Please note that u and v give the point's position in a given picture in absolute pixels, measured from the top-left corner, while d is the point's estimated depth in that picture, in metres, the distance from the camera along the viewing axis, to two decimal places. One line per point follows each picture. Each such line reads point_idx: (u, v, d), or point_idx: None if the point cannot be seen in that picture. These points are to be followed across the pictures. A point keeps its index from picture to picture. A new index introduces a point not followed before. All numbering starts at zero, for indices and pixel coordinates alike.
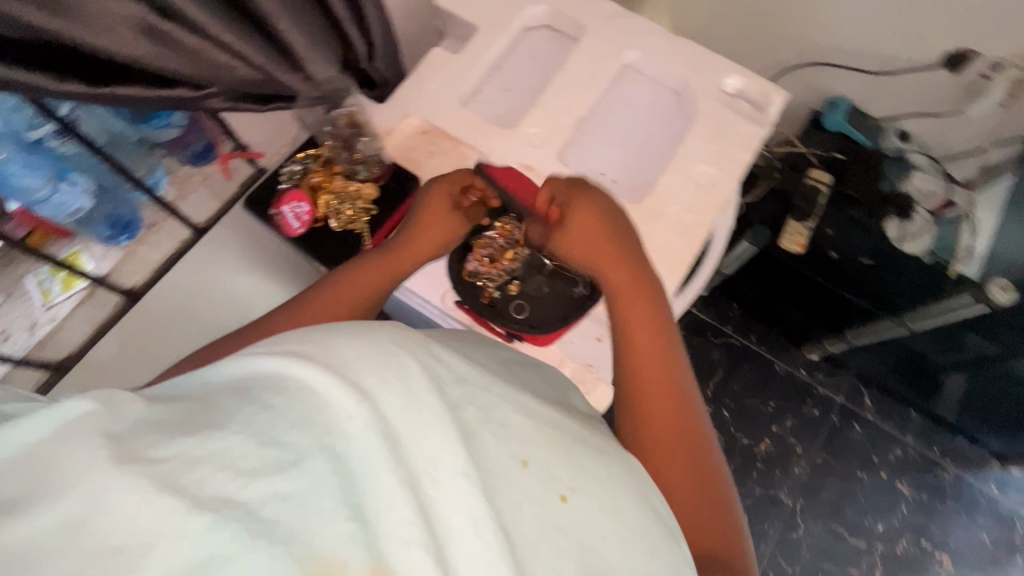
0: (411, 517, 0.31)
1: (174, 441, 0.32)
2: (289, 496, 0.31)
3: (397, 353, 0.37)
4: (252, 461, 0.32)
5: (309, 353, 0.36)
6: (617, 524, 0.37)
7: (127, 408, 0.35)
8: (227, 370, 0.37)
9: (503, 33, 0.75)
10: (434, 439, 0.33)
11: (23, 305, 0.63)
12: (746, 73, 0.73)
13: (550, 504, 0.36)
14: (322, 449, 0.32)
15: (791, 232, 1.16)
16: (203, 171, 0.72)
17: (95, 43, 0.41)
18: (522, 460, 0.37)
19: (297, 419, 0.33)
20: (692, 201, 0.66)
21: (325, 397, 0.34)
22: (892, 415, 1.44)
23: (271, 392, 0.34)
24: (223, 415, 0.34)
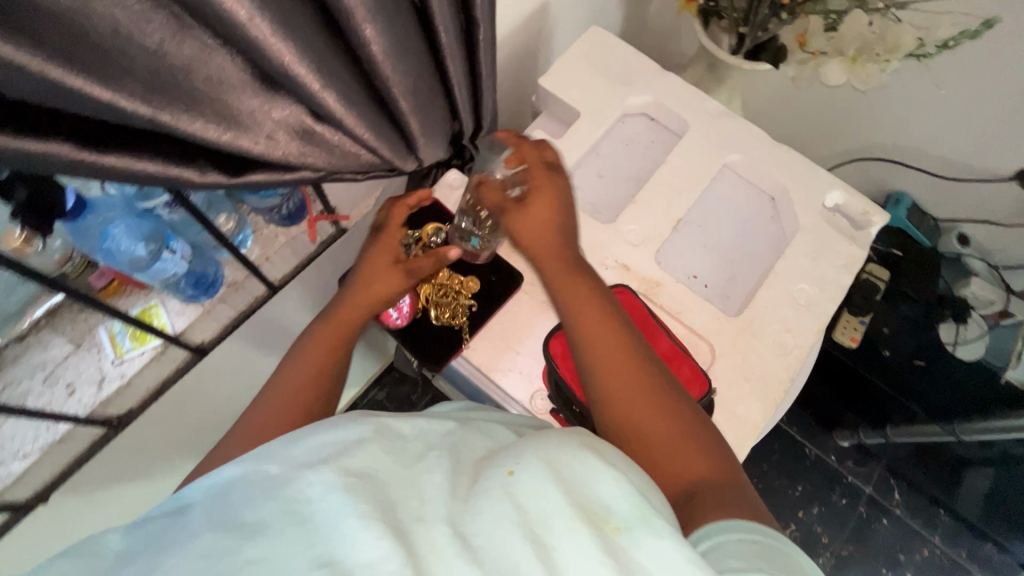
0: (375, 541, 0.33)
1: (153, 558, 0.35)
2: (261, 558, 0.33)
3: (336, 424, 0.43)
4: (225, 544, 0.34)
5: (270, 449, 0.41)
6: (572, 473, 0.37)
7: (111, 547, 0.37)
8: (196, 486, 0.40)
9: (604, 121, 0.74)
10: (388, 485, 0.38)
11: (93, 357, 0.61)
12: (848, 190, 0.71)
13: (500, 482, 0.37)
14: (287, 514, 0.35)
15: (845, 326, 1.16)
16: (288, 231, 0.70)
17: (255, 153, 0.38)
18: (508, 469, 0.38)
19: (261, 499, 0.37)
20: (790, 320, 0.64)
21: (282, 478, 0.38)
22: (921, 512, 1.41)
23: (241, 488, 0.38)
24: (195, 524, 0.36)
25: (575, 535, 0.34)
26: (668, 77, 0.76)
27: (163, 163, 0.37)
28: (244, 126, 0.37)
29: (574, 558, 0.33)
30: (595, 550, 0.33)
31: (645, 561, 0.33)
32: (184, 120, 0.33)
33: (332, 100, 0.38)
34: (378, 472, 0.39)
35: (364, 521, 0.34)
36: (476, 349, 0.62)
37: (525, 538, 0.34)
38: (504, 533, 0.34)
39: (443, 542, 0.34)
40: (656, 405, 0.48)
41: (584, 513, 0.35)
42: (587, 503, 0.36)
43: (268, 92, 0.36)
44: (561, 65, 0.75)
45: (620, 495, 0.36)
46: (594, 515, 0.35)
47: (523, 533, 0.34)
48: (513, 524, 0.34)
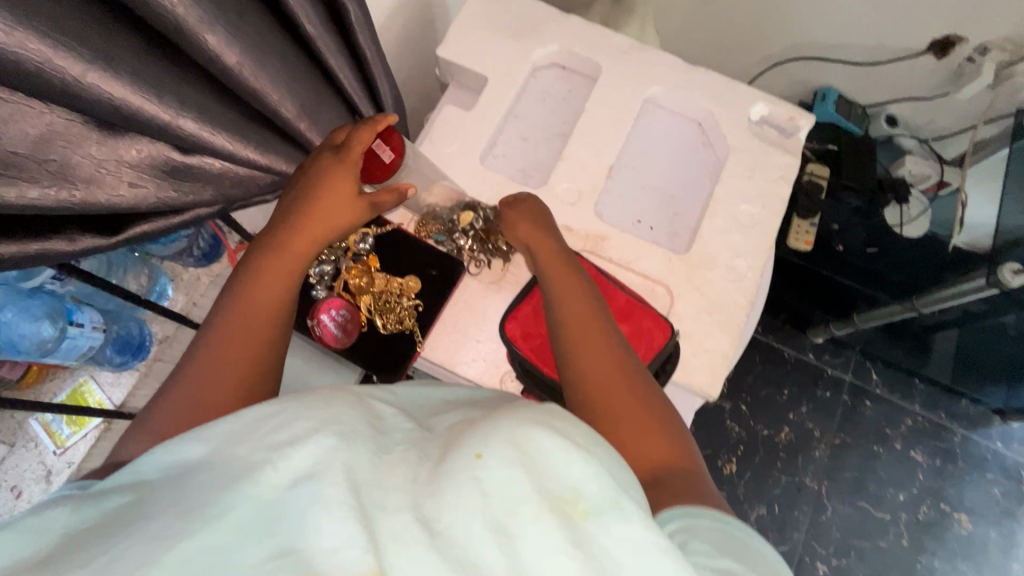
0: (339, 520, 0.28)
1: (97, 544, 0.29)
2: (217, 549, 0.28)
3: (306, 400, 0.36)
4: (172, 528, 0.28)
5: (234, 419, 0.35)
6: (539, 458, 0.33)
7: (55, 527, 0.31)
8: (151, 462, 0.34)
9: (515, 81, 0.70)
10: (354, 459, 0.32)
11: (33, 453, 0.57)
12: (771, 99, 0.70)
13: (463, 467, 0.32)
14: (246, 502, 0.29)
15: (797, 231, 1.17)
16: (211, 270, 0.65)
17: (124, 204, 0.34)
18: (475, 452, 0.33)
19: (222, 484, 0.30)
20: (739, 244, 0.64)
21: (249, 458, 0.32)
22: (899, 386, 1.48)
23: (189, 473, 0.32)
24: (151, 508, 0.30)
25: (540, 525, 0.30)
26: (571, 20, 0.72)
27: (23, 242, 0.33)
28: (96, 180, 0.33)
29: (543, 551, 0.29)
30: (563, 547, 0.29)
31: (613, 548, 0.30)
32: (21, 193, 0.29)
33: (191, 126, 0.34)
34: (348, 450, 0.32)
35: (330, 506, 0.29)
36: (437, 345, 0.59)
37: (492, 530, 0.30)
38: (470, 525, 0.30)
39: (409, 530, 0.29)
40: (624, 374, 0.48)
41: (552, 499, 0.31)
42: (557, 490, 0.32)
43: (111, 135, 0.32)
44: (457, 31, 0.70)
45: (591, 479, 0.32)
46: (559, 501, 0.31)
47: (495, 521, 0.30)
48: (481, 519, 0.30)
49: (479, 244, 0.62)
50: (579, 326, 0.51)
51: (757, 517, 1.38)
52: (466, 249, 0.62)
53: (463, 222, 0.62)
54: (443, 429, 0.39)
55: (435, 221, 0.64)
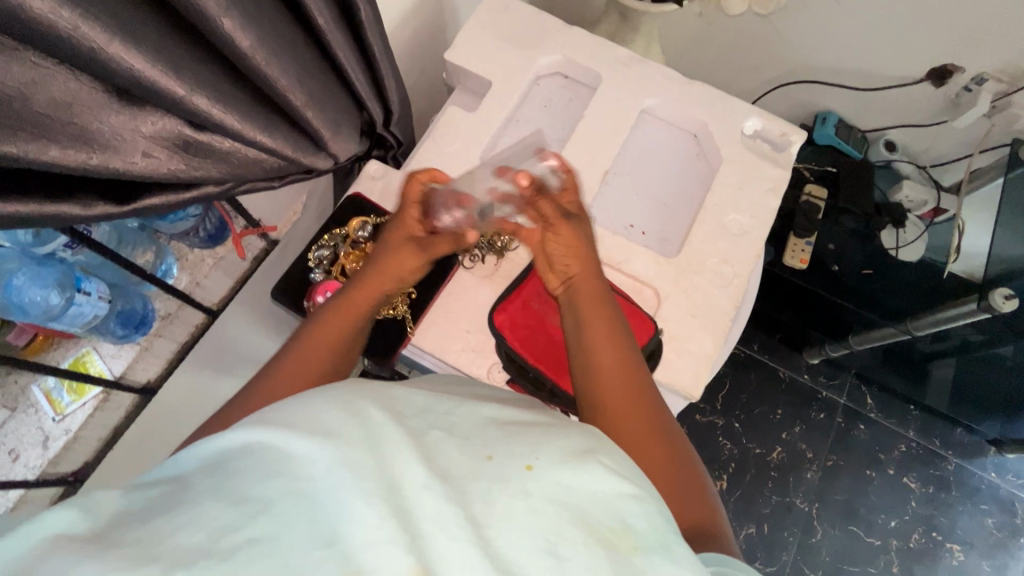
0: (378, 520, 0.30)
1: (146, 525, 0.32)
2: (264, 538, 0.30)
3: (331, 397, 0.37)
4: (226, 520, 0.31)
5: (268, 417, 0.36)
6: (582, 482, 0.36)
7: (105, 507, 0.34)
8: (191, 455, 0.37)
9: (518, 86, 0.73)
10: (402, 458, 0.34)
11: (32, 419, 0.58)
12: (765, 114, 0.72)
13: (513, 478, 0.35)
14: (288, 495, 0.32)
15: (794, 249, 1.18)
16: (215, 252, 0.68)
17: (137, 172, 0.37)
18: (525, 464, 0.36)
19: (260, 475, 0.33)
20: (726, 251, 0.66)
21: (285, 450, 0.34)
22: (893, 411, 1.48)
23: (235, 459, 0.34)
24: (194, 493, 0.33)
25: (588, 551, 0.32)
26: (574, 32, 0.75)
27: (39, 202, 0.35)
28: (113, 148, 0.35)
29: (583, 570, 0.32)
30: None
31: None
32: (40, 151, 0.31)
33: (205, 105, 0.37)
34: (386, 448, 0.34)
35: (371, 500, 0.31)
36: (427, 336, 0.61)
37: (541, 548, 0.32)
38: (518, 541, 0.32)
39: (459, 533, 0.31)
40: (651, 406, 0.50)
41: (597, 528, 0.34)
42: (602, 518, 0.35)
43: (131, 107, 0.35)
44: (465, 37, 0.73)
45: (638, 513, 0.36)
46: (612, 534, 0.34)
47: (539, 537, 0.32)
48: (528, 534, 0.32)
49: (474, 237, 0.64)
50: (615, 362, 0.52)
51: (745, 536, 1.37)
52: (461, 243, 0.63)
53: None
54: (472, 424, 0.40)
55: None
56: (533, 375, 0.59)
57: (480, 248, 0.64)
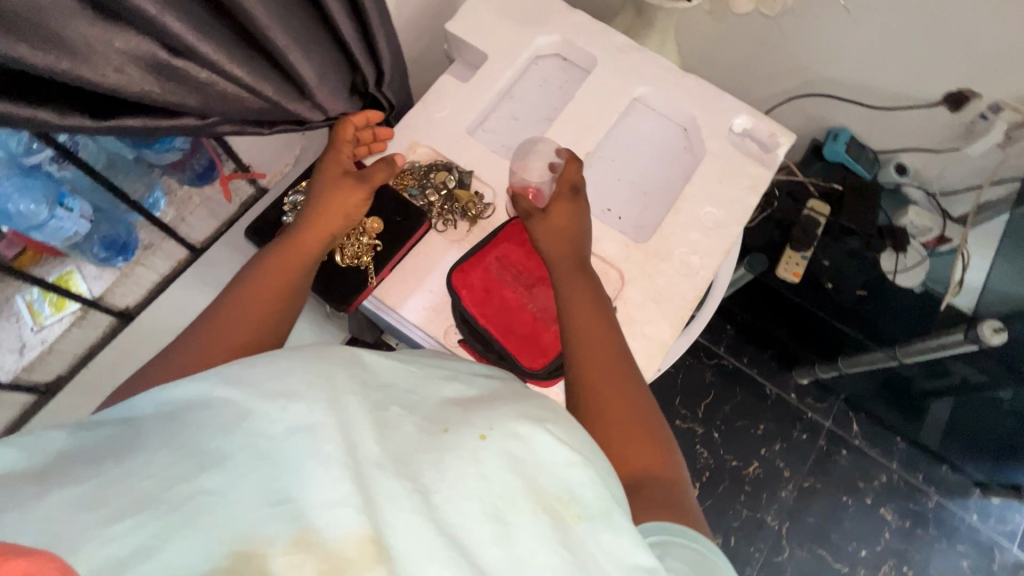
0: (334, 483, 0.33)
1: (98, 467, 0.35)
2: (216, 489, 0.33)
3: (301, 361, 0.40)
4: (178, 469, 0.34)
5: (239, 375, 0.39)
6: (533, 457, 0.39)
7: (56, 447, 0.37)
8: (152, 402, 0.40)
9: (513, 62, 0.74)
10: (359, 426, 0.37)
11: (13, 326, 0.62)
12: (755, 113, 0.72)
13: (470, 448, 0.38)
14: (244, 448, 0.35)
15: (788, 261, 1.17)
16: (203, 192, 0.70)
17: (108, 86, 0.40)
18: (481, 434, 0.39)
19: (222, 428, 0.36)
20: (697, 242, 0.66)
21: (246, 407, 0.37)
22: (879, 441, 1.46)
23: (196, 412, 0.37)
24: (147, 441, 0.36)
25: (532, 516, 0.36)
26: (575, 14, 0.76)
27: (18, 103, 0.38)
28: (86, 59, 0.38)
29: (526, 528, 0.35)
30: (551, 536, 0.35)
31: (596, 547, 0.36)
32: (12, 48, 0.34)
33: (180, 30, 0.40)
34: (346, 414, 0.37)
35: (325, 463, 0.34)
36: (391, 292, 0.63)
37: (487, 514, 0.35)
38: (470, 507, 0.35)
39: (407, 494, 0.34)
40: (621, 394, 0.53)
41: (543, 499, 0.37)
42: (553, 493, 0.38)
43: (107, 22, 0.37)
44: (467, 9, 0.75)
45: (586, 484, 0.39)
46: (557, 503, 0.37)
47: (489, 503, 0.35)
48: (479, 502, 0.35)
49: (447, 202, 0.66)
50: (588, 340, 0.55)
51: None
52: (435, 205, 0.65)
53: (436, 180, 0.66)
54: (439, 408, 0.43)
55: (410, 175, 0.68)
56: (486, 338, 0.61)
57: (454, 213, 0.66)
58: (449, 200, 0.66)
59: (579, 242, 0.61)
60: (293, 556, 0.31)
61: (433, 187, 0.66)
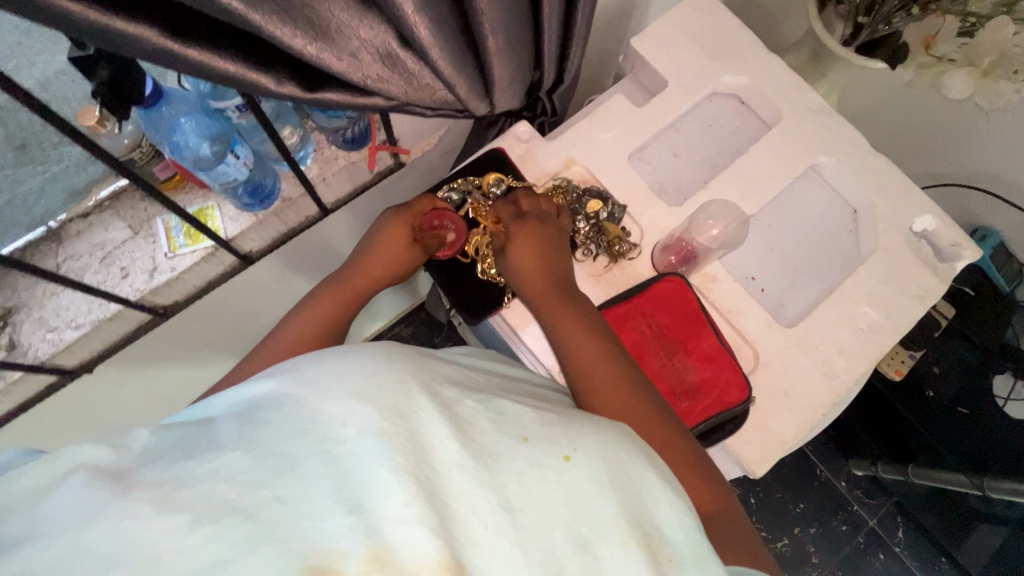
0: (406, 500, 0.33)
1: (174, 466, 0.34)
2: (287, 498, 0.33)
3: (372, 358, 0.41)
4: (250, 475, 0.33)
5: (303, 375, 0.39)
6: (617, 485, 0.40)
7: (136, 445, 0.37)
8: (225, 400, 0.40)
9: (692, 97, 0.69)
10: (432, 429, 0.37)
11: (149, 247, 0.63)
12: (943, 216, 0.65)
13: (556, 468, 0.39)
14: (317, 454, 0.35)
15: (891, 358, 1.09)
16: (349, 156, 0.68)
17: (335, 69, 0.37)
18: (564, 455, 0.40)
19: (290, 429, 0.36)
20: (845, 344, 0.61)
21: (315, 409, 0.37)
22: (923, 558, 1.35)
23: (263, 410, 0.38)
24: (219, 441, 0.36)
25: (623, 550, 0.37)
26: (772, 59, 0.69)
27: (245, 66, 0.36)
28: (331, 41, 0.36)
29: (614, 556, 0.37)
30: (643, 566, 0.37)
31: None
32: (274, 24, 0.32)
33: (422, 26, 0.37)
34: (419, 421, 0.37)
35: (400, 475, 0.34)
36: (515, 312, 0.61)
37: (575, 544, 0.36)
38: (556, 537, 0.36)
39: (492, 512, 0.35)
40: (672, 443, 0.51)
41: (630, 529, 0.38)
42: (641, 528, 0.39)
43: (359, 7, 0.36)
44: (657, 28, 0.69)
45: (675, 527, 0.41)
46: (649, 539, 0.39)
47: (578, 533, 0.37)
48: (565, 530, 0.37)
49: (595, 233, 0.64)
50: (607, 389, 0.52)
51: None
52: (582, 234, 0.64)
53: (590, 209, 0.64)
54: (519, 412, 0.44)
55: (563, 193, 0.65)
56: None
57: (597, 245, 0.64)
58: (601, 234, 0.63)
59: (560, 280, 0.59)
60: (372, 571, 0.31)
61: (588, 216, 0.63)
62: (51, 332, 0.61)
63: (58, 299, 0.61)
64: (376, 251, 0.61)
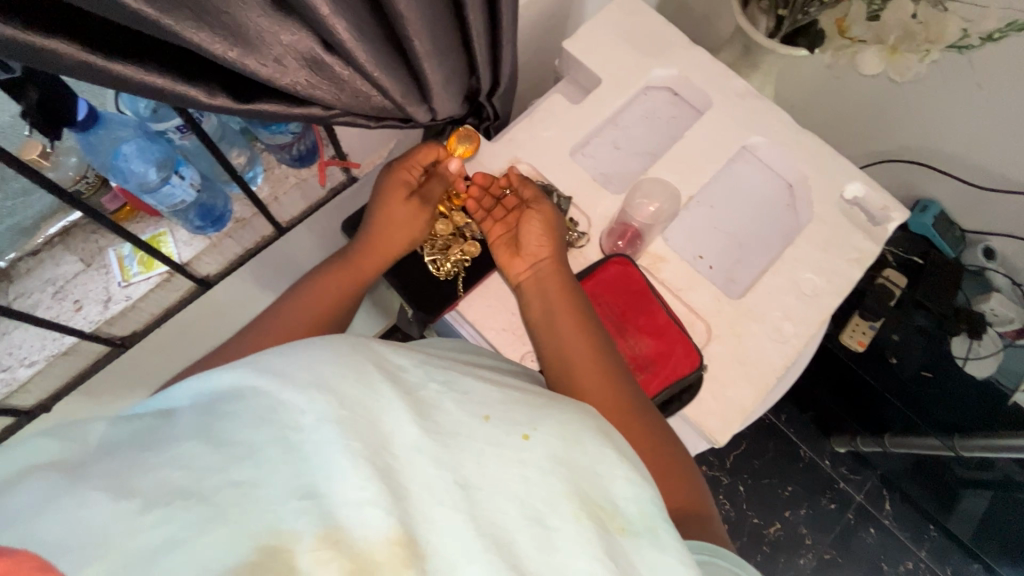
0: (361, 482, 0.32)
1: (131, 457, 0.33)
2: (243, 483, 0.31)
3: (333, 350, 0.39)
4: (204, 463, 0.32)
5: (269, 363, 0.38)
6: (582, 461, 0.39)
7: (93, 438, 0.35)
8: (185, 390, 0.39)
9: (626, 91, 0.72)
10: (393, 415, 0.36)
11: (102, 278, 0.63)
12: (870, 182, 0.69)
13: (515, 447, 0.38)
14: (275, 441, 0.33)
15: (854, 329, 1.14)
16: (299, 173, 0.70)
17: (262, 75, 0.39)
18: (523, 433, 0.39)
19: (247, 417, 0.34)
20: (793, 310, 0.63)
21: (275, 397, 0.35)
22: (913, 529, 1.34)
23: (226, 401, 0.36)
24: (177, 432, 0.34)
25: (575, 522, 0.35)
26: (697, 51, 0.73)
27: (172, 80, 0.38)
28: (252, 46, 0.38)
29: (568, 529, 0.35)
30: (597, 537, 0.35)
31: (640, 563, 0.37)
32: (191, 32, 0.34)
33: (341, 30, 0.39)
34: (378, 408, 0.36)
35: (355, 460, 0.32)
36: (473, 307, 0.63)
37: (528, 517, 0.35)
38: (510, 511, 0.35)
39: (445, 490, 0.34)
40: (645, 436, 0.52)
41: (590, 505, 0.37)
42: (601, 503, 0.38)
43: (278, 14, 0.38)
44: (587, 30, 0.73)
45: (630, 499, 0.39)
46: (602, 512, 0.38)
47: (530, 504, 0.36)
48: (520, 504, 0.36)
49: None
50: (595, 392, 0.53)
51: None
52: None
53: None
54: (483, 391, 0.43)
55: None
56: None
57: None
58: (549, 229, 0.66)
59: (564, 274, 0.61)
60: (321, 551, 0.30)
61: None
62: (3, 372, 0.60)
63: (10, 338, 0.61)
64: (382, 220, 0.63)
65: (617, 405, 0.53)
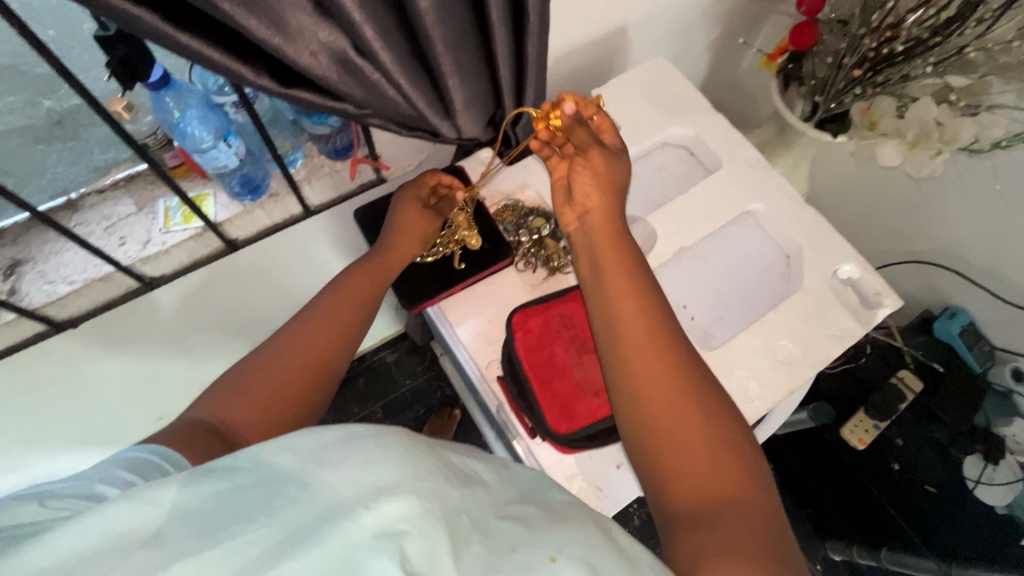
0: None
1: (215, 539, 0.31)
2: None
3: (387, 445, 0.36)
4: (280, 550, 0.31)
5: (332, 452, 0.35)
6: None
7: (167, 500, 0.33)
8: (250, 453, 0.36)
9: (641, 142, 0.77)
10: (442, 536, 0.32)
11: (147, 222, 0.72)
12: (865, 266, 0.69)
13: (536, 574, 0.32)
14: (337, 540, 0.31)
15: (856, 426, 1.10)
16: (335, 165, 0.78)
17: (299, 63, 0.47)
18: (551, 555, 0.33)
19: (315, 517, 0.32)
20: (762, 373, 0.64)
21: (338, 494, 0.33)
22: None
23: (297, 486, 0.34)
24: (248, 511, 0.33)
25: None
26: (716, 117, 0.78)
27: (228, 56, 0.46)
28: (295, 39, 0.46)
29: None
30: None
31: None
32: (243, 16, 0.42)
33: (370, 37, 0.46)
34: (436, 525, 0.32)
35: None
36: (456, 309, 0.67)
37: None
38: None
39: None
40: (695, 418, 0.46)
41: None
42: None
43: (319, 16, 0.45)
44: (615, 83, 0.79)
45: None
46: None
47: None
48: None
49: (535, 247, 0.70)
50: (641, 356, 0.49)
51: None
52: (524, 246, 0.70)
53: (533, 225, 0.71)
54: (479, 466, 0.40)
55: (511, 212, 0.73)
56: (514, 365, 0.63)
57: (536, 258, 0.70)
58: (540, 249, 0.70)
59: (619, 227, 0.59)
60: None
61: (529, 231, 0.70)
62: (47, 284, 0.69)
63: (61, 257, 0.70)
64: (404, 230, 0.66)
65: (667, 372, 0.48)
